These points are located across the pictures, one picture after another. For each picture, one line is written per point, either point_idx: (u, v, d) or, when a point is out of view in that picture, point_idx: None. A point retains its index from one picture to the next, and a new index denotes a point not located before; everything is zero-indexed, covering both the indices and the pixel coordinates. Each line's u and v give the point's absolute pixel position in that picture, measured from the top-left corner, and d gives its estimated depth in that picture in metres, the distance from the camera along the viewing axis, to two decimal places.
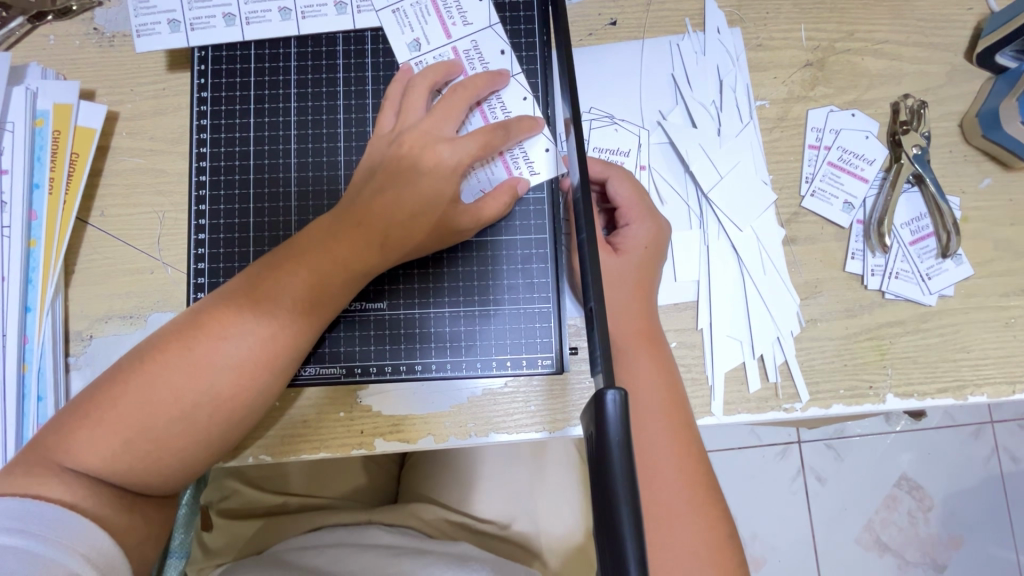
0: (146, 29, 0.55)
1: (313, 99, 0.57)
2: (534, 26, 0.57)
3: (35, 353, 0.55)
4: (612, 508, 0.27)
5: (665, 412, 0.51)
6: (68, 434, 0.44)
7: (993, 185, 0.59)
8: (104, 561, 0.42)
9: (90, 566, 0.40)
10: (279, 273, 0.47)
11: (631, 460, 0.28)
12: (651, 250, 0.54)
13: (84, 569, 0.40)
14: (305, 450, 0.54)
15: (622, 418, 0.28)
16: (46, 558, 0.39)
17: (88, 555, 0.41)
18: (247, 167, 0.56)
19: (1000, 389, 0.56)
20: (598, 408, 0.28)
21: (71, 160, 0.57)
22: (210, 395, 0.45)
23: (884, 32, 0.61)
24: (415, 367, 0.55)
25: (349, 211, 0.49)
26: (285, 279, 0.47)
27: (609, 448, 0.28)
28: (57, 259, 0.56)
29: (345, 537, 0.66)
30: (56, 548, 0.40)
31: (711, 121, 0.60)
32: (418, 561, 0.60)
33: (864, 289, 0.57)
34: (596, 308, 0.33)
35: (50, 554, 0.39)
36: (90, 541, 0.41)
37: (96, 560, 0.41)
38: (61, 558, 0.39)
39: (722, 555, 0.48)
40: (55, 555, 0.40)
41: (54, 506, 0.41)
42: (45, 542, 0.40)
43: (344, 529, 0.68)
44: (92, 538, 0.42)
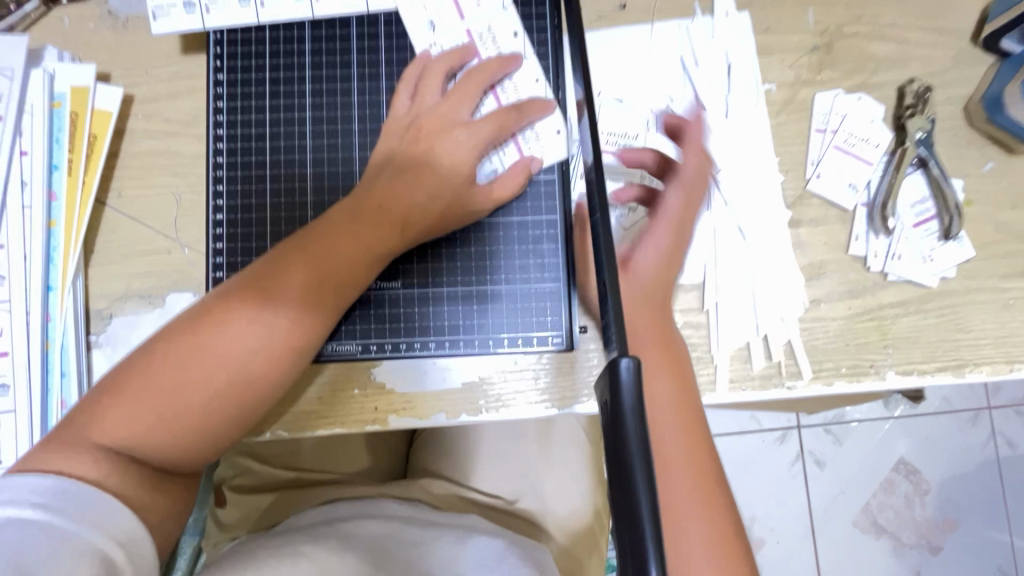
0: (162, 11, 0.55)
1: (327, 82, 0.58)
2: (545, 9, 0.57)
3: (57, 330, 0.56)
4: (627, 480, 0.28)
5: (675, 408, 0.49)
6: (101, 412, 0.45)
7: (996, 168, 0.60)
8: (125, 535, 0.42)
9: (111, 542, 0.41)
10: (301, 256, 0.49)
11: (644, 429, 0.29)
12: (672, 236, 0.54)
13: (107, 543, 0.41)
14: (322, 426, 0.56)
15: (633, 387, 0.30)
16: (67, 533, 0.40)
17: (109, 530, 0.42)
18: (263, 149, 0.57)
19: (998, 368, 0.58)
20: (612, 377, 0.30)
21: (89, 142, 0.58)
22: (237, 373, 0.47)
23: (891, 16, 0.61)
24: (429, 344, 0.57)
25: (366, 196, 0.51)
26: (311, 261, 0.49)
27: (625, 419, 0.29)
28: (77, 239, 0.57)
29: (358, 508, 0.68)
30: (78, 523, 0.41)
31: (719, 105, 0.60)
32: (429, 533, 0.63)
33: (866, 271, 0.59)
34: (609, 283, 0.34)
35: (72, 529, 0.40)
36: (111, 517, 0.42)
37: (118, 535, 0.42)
38: (83, 532, 0.41)
39: (732, 545, 0.47)
40: (77, 530, 0.41)
41: (74, 481, 0.42)
42: (68, 516, 0.41)
43: (356, 500, 0.70)
44: (113, 512, 0.43)
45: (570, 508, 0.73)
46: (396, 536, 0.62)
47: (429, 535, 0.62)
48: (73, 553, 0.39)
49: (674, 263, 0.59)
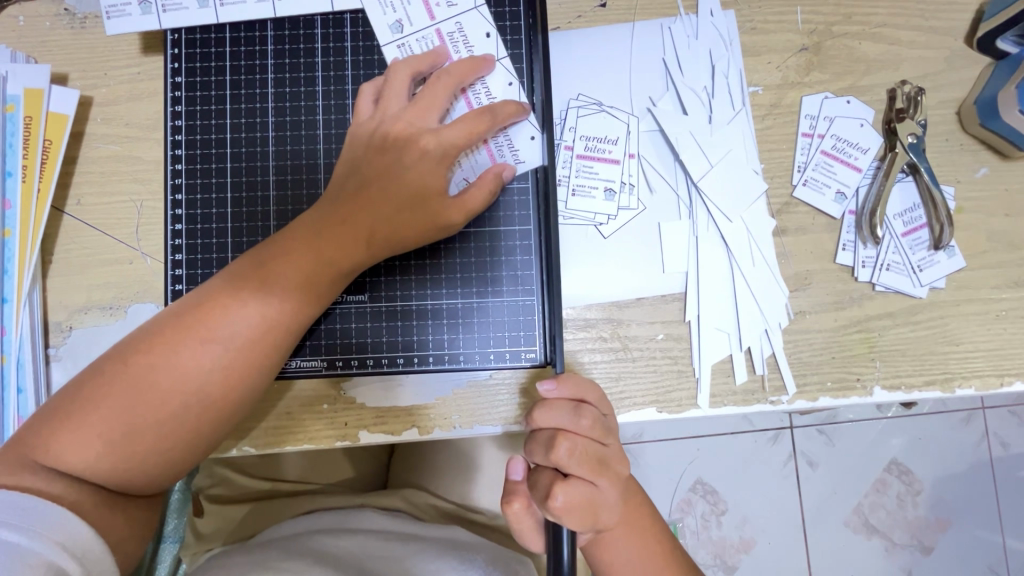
0: (116, 11, 0.53)
1: (291, 84, 0.55)
2: (519, 9, 0.55)
3: (13, 344, 0.54)
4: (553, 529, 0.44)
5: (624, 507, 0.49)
6: (51, 434, 0.43)
7: (989, 174, 0.58)
8: (80, 547, 0.41)
9: (65, 553, 0.40)
10: (260, 278, 0.46)
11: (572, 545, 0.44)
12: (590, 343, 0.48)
13: (61, 556, 0.40)
14: (291, 442, 0.54)
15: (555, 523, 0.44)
16: (20, 544, 0.39)
17: (63, 542, 0.41)
18: (225, 156, 0.55)
19: (989, 381, 0.56)
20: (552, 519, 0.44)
21: (44, 147, 0.55)
22: (194, 395, 0.45)
23: (883, 15, 0.59)
24: (398, 359, 0.55)
25: (328, 213, 0.48)
26: (272, 278, 0.47)
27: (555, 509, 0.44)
28: (33, 249, 0.55)
29: (339, 519, 0.67)
30: (31, 535, 0.40)
31: (702, 108, 0.58)
32: (412, 547, 0.62)
33: (854, 281, 0.57)
34: None
35: (25, 541, 0.39)
36: (67, 529, 0.41)
37: (73, 547, 0.41)
38: (35, 545, 0.39)
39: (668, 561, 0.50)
40: (30, 542, 0.39)
41: (26, 495, 0.41)
42: (19, 529, 0.40)
43: (338, 510, 0.69)
44: (66, 525, 0.41)
45: None
46: (379, 551, 0.61)
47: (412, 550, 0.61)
48: (24, 565, 0.38)
49: (654, 273, 0.57)
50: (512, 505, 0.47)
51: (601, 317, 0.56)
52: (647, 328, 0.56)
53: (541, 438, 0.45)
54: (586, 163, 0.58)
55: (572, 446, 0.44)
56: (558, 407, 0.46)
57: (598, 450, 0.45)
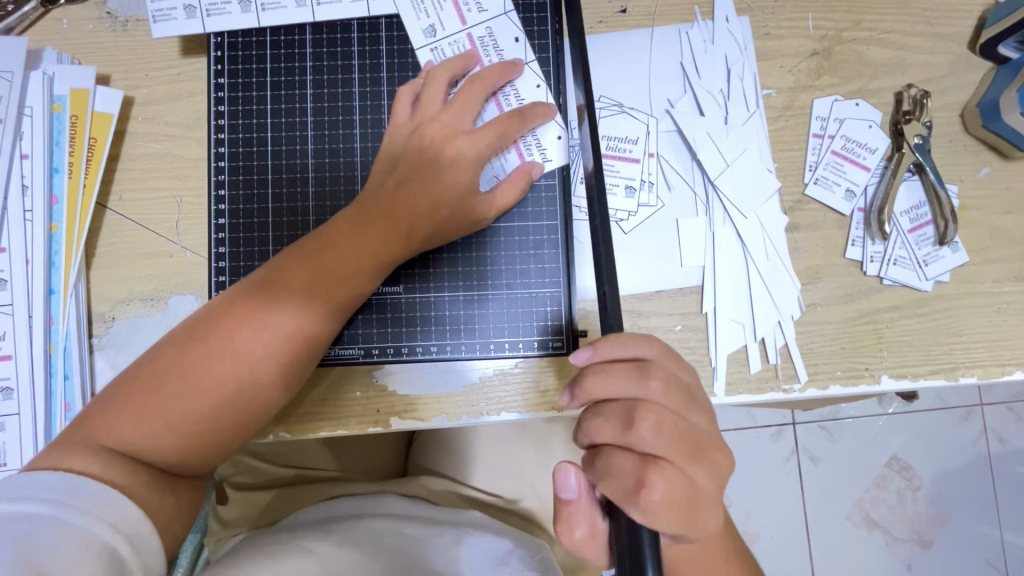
0: (162, 15, 0.55)
1: (328, 86, 0.58)
2: (546, 14, 0.58)
3: (60, 334, 0.57)
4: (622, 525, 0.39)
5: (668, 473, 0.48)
6: (110, 416, 0.46)
7: (991, 174, 0.61)
8: (132, 530, 0.42)
9: (119, 536, 0.41)
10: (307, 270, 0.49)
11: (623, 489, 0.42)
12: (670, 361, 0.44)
13: (115, 538, 0.41)
14: (325, 428, 0.56)
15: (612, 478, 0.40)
16: (78, 527, 0.40)
17: (116, 525, 0.42)
18: (265, 154, 0.58)
19: (990, 371, 0.59)
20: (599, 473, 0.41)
21: (89, 145, 0.58)
22: (245, 380, 0.48)
23: (890, 22, 0.62)
24: (430, 348, 0.57)
25: (370, 208, 0.51)
26: (319, 269, 0.49)
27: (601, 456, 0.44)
28: (79, 242, 0.57)
29: (365, 502, 0.69)
30: (86, 517, 0.41)
31: (718, 110, 0.61)
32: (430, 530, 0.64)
33: (862, 275, 0.60)
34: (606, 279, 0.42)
35: (82, 523, 0.40)
36: (121, 513, 0.42)
37: (126, 530, 0.42)
38: (92, 527, 0.40)
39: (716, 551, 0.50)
40: (87, 524, 0.40)
41: (82, 477, 0.42)
42: (77, 511, 0.41)
43: (360, 496, 0.70)
44: (118, 507, 0.42)
45: None
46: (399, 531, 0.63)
47: (437, 534, 0.63)
48: (82, 546, 0.39)
49: (672, 267, 0.60)
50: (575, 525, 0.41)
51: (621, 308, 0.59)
52: (666, 319, 0.59)
53: (617, 414, 0.41)
54: (609, 162, 0.60)
55: (659, 424, 0.39)
56: (622, 373, 0.41)
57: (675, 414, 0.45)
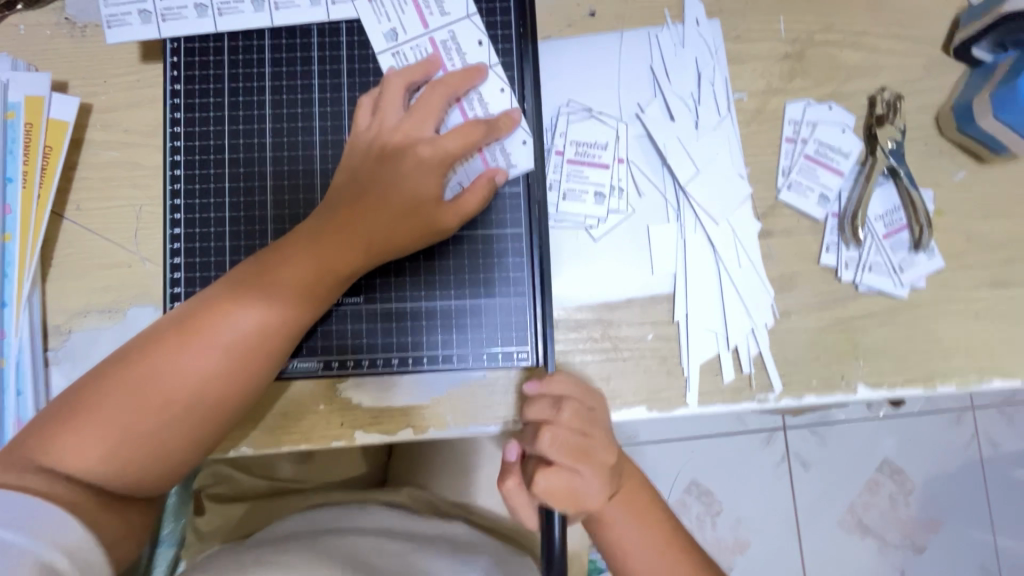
0: (117, 21, 0.54)
1: (288, 92, 0.56)
2: (510, 18, 0.58)
3: (13, 347, 0.55)
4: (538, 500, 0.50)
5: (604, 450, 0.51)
6: (54, 435, 0.44)
7: (967, 177, 0.60)
8: (76, 550, 0.40)
9: (61, 556, 0.39)
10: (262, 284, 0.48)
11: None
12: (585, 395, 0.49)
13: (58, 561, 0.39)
14: (286, 443, 0.55)
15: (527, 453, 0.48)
16: (17, 547, 0.38)
17: (61, 545, 0.39)
18: (223, 161, 0.56)
19: (970, 378, 0.57)
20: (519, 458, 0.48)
21: (45, 153, 0.56)
22: (197, 396, 0.46)
23: (863, 24, 0.61)
24: (393, 360, 0.56)
25: (329, 221, 0.50)
26: (275, 285, 0.48)
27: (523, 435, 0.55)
28: (34, 252, 0.56)
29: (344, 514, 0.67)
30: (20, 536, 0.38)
31: (689, 114, 0.60)
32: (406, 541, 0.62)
33: (837, 282, 0.58)
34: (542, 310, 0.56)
35: (22, 543, 0.38)
36: (66, 534, 0.40)
37: (71, 551, 0.40)
38: (34, 547, 0.38)
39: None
40: (26, 546, 0.38)
41: (23, 494, 0.41)
42: (16, 531, 0.38)
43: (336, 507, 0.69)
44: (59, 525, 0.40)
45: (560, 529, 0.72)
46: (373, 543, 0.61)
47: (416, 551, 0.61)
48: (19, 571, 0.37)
49: (644, 275, 0.58)
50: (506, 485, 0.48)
51: (591, 316, 0.58)
52: (638, 328, 0.58)
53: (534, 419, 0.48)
54: (577, 167, 0.59)
55: (558, 439, 0.45)
56: (541, 404, 0.48)
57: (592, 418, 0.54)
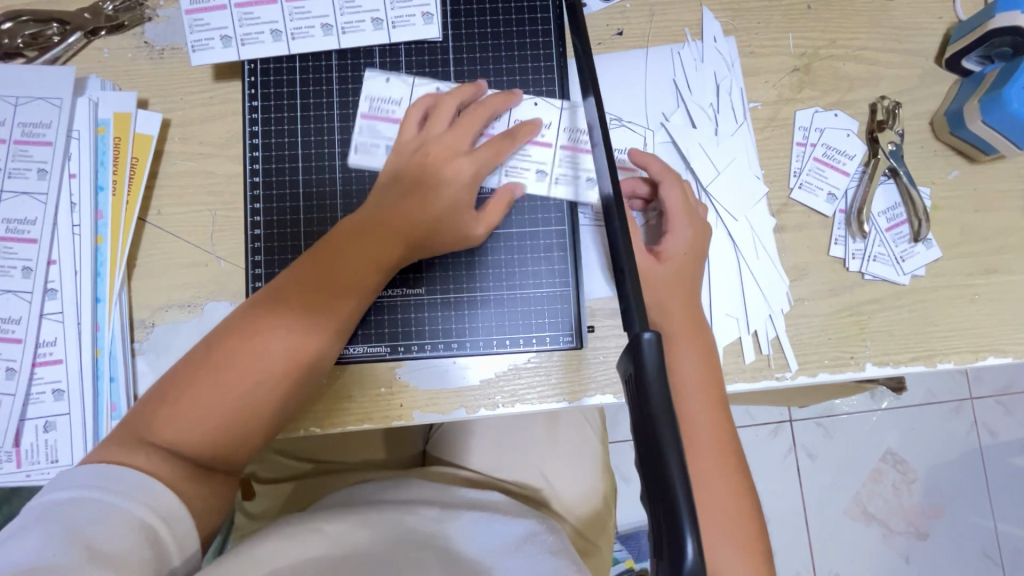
0: (200, 44, 0.61)
1: (354, 106, 0.63)
2: (550, 39, 0.64)
3: (106, 339, 0.61)
4: (658, 439, 0.32)
5: (703, 389, 0.57)
6: (151, 419, 0.51)
7: (960, 176, 0.66)
8: (167, 512, 0.47)
9: (155, 517, 0.47)
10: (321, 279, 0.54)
11: (666, 389, 0.33)
12: (690, 255, 0.61)
13: (153, 520, 0.46)
14: (351, 422, 0.61)
15: (658, 358, 0.34)
16: (120, 508, 0.45)
17: (154, 507, 0.47)
18: (297, 170, 0.63)
19: (966, 357, 0.64)
20: (637, 349, 0.34)
21: (131, 164, 0.62)
22: (264, 380, 0.52)
23: (863, 40, 0.68)
24: (452, 344, 0.62)
25: (372, 224, 0.56)
26: (332, 285, 0.54)
27: (648, 380, 0.34)
28: (123, 254, 0.62)
29: (388, 487, 0.73)
30: (119, 497, 0.46)
31: (709, 122, 0.66)
32: (449, 512, 0.67)
33: (846, 271, 0.65)
34: (630, 275, 0.38)
35: (124, 505, 0.46)
36: (158, 497, 0.47)
37: (163, 512, 0.47)
38: (133, 508, 0.46)
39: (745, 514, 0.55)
40: (128, 507, 0.46)
41: (127, 468, 0.48)
42: (118, 494, 0.46)
43: (382, 482, 0.76)
44: (148, 488, 0.47)
45: (583, 501, 0.80)
46: (422, 513, 0.66)
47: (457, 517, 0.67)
48: (125, 525, 0.44)
49: None
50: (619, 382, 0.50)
51: None
52: None
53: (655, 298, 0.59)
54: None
55: (660, 308, 0.59)
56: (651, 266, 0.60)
57: (696, 322, 0.60)
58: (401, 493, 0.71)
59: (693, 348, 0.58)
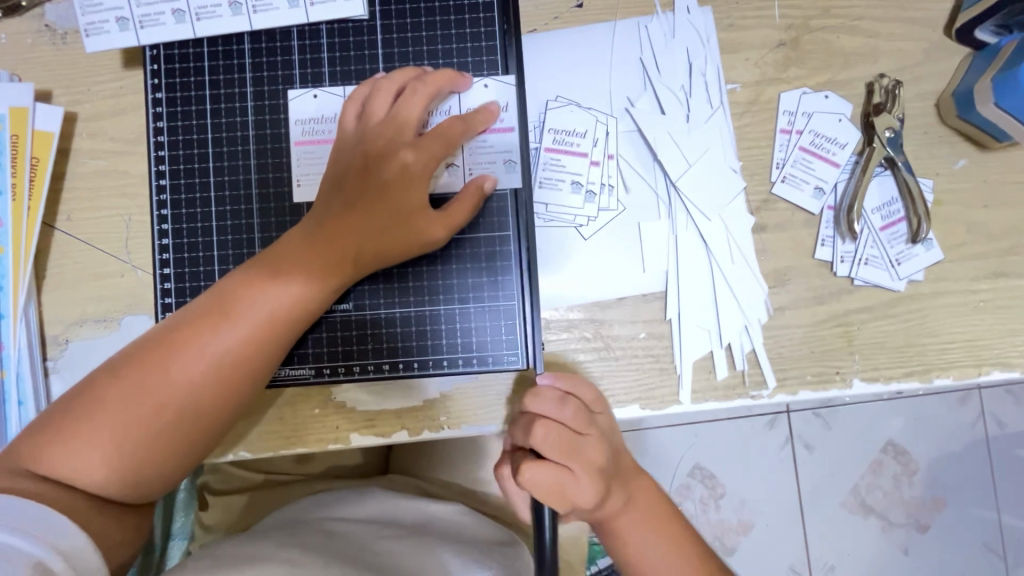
0: (95, 28, 0.54)
1: (270, 97, 0.56)
2: (494, 14, 0.56)
3: (12, 358, 0.56)
4: None
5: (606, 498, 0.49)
6: (48, 445, 0.44)
7: (968, 166, 0.58)
8: (65, 543, 0.41)
9: (54, 552, 0.40)
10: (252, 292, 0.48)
11: None
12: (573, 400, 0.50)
13: (45, 553, 0.40)
14: (283, 447, 0.56)
15: None
16: (2, 542, 0.39)
17: (47, 539, 0.41)
18: (208, 170, 0.57)
19: (967, 371, 0.57)
20: None
21: (32, 165, 0.56)
22: (200, 407, 0.47)
23: (861, 7, 0.59)
24: (383, 366, 0.56)
25: (310, 229, 0.50)
26: (258, 294, 0.48)
27: None
28: (27, 264, 0.56)
29: (340, 499, 0.68)
30: (11, 532, 0.40)
31: (680, 107, 0.58)
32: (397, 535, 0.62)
33: (833, 276, 0.57)
34: None
35: (8, 539, 0.39)
36: (49, 527, 0.41)
37: (61, 545, 0.41)
38: (20, 543, 0.40)
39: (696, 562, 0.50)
40: (9, 539, 0.39)
41: (16, 497, 0.42)
42: (8, 530, 0.40)
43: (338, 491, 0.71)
44: (47, 521, 0.41)
45: None
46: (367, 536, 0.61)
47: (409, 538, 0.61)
48: (5, 561, 0.38)
49: (634, 272, 0.58)
50: (501, 471, 0.55)
51: (582, 317, 0.57)
52: (629, 327, 0.57)
53: (520, 423, 0.50)
54: None
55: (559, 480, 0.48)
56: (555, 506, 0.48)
57: (573, 438, 0.48)
58: (351, 509, 0.66)
59: (553, 478, 0.47)
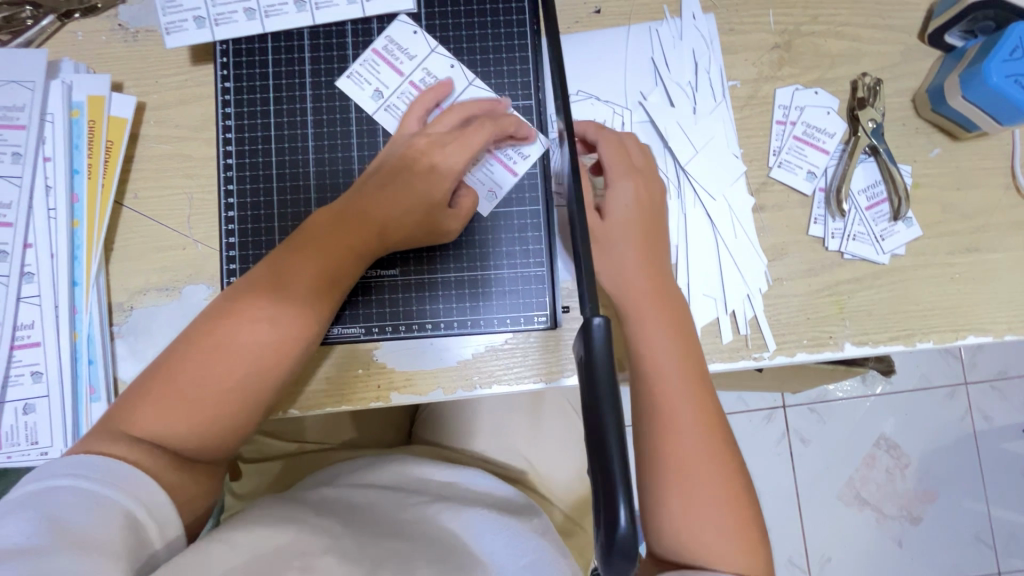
0: (174, 26, 0.61)
1: (326, 87, 0.63)
2: (525, 16, 0.64)
3: (84, 321, 0.61)
4: (602, 440, 0.31)
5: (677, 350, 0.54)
6: (133, 409, 0.50)
7: (942, 154, 0.65)
8: (145, 495, 0.46)
9: (138, 504, 0.46)
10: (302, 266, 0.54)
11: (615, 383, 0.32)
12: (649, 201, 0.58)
13: (131, 503, 0.45)
14: (329, 404, 0.61)
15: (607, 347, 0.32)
16: (94, 492, 0.44)
17: (131, 491, 0.46)
18: (269, 151, 0.63)
19: (946, 336, 0.64)
20: (587, 336, 0.32)
21: (107, 148, 0.62)
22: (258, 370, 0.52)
23: (846, 15, 0.67)
24: (425, 325, 0.62)
25: (351, 212, 0.56)
26: (311, 267, 0.54)
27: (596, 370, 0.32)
28: (99, 237, 0.62)
29: (371, 463, 0.72)
30: (100, 483, 0.45)
31: (687, 100, 0.66)
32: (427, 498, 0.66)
33: (824, 251, 0.64)
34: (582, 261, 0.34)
35: (98, 489, 0.44)
36: (131, 481, 0.46)
37: (141, 496, 0.46)
38: (108, 493, 0.45)
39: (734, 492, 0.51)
40: (100, 490, 0.45)
41: (106, 457, 0.46)
42: (98, 481, 0.45)
43: (370, 457, 0.75)
44: (129, 476, 0.46)
45: (568, 484, 0.79)
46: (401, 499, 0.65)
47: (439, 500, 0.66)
48: (99, 508, 0.43)
49: None
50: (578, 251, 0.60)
51: None
52: None
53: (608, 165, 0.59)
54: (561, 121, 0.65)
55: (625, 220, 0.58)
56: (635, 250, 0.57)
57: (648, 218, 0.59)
58: (384, 473, 0.71)
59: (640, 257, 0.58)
